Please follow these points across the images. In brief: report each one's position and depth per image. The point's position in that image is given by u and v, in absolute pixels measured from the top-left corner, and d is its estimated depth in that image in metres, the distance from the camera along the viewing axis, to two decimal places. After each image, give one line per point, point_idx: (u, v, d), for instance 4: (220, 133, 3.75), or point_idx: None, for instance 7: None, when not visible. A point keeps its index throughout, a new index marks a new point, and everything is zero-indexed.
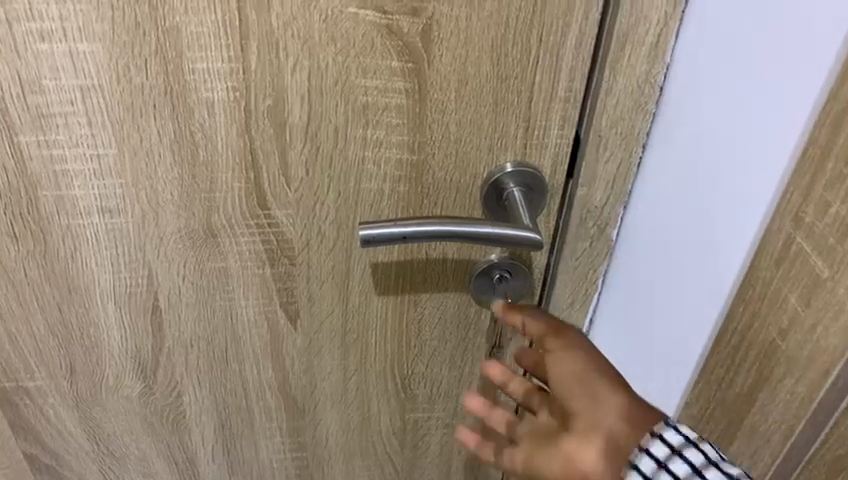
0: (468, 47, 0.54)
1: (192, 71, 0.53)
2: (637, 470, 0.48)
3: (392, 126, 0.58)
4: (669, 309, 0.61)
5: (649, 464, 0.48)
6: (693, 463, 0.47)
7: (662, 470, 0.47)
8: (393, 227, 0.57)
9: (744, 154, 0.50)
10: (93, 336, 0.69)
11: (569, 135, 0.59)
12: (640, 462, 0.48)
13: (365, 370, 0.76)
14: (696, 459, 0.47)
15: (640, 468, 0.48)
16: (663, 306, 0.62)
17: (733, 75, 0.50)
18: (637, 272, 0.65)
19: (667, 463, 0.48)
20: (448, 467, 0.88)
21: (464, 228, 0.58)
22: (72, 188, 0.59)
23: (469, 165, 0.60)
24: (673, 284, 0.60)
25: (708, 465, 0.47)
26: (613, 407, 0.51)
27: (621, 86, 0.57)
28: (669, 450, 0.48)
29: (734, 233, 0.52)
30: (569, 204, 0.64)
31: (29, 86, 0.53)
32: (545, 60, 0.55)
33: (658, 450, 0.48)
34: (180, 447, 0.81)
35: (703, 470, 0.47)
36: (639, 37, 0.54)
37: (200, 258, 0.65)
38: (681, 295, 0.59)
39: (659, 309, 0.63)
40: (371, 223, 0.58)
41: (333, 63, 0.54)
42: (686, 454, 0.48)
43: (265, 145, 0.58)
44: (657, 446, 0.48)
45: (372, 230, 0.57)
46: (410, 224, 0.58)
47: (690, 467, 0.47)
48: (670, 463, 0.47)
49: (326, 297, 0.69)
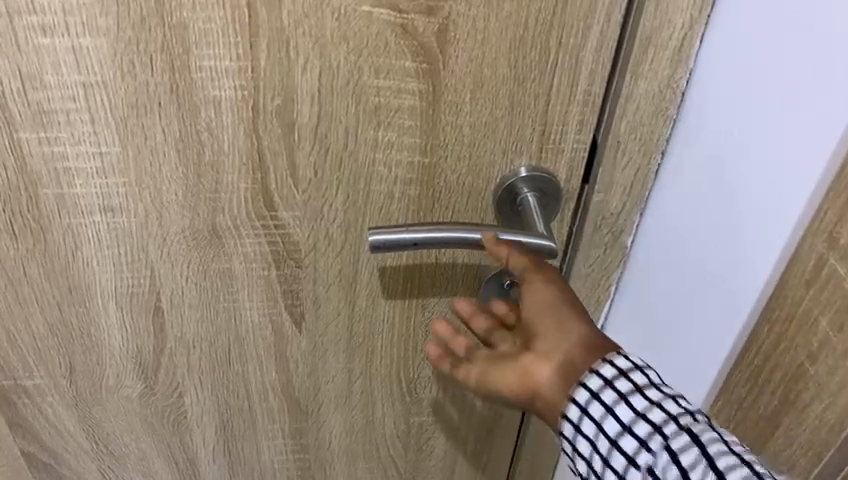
0: (485, 48, 0.52)
1: (199, 68, 0.52)
2: (584, 386, 0.49)
3: (404, 128, 0.56)
4: (679, 325, 0.60)
5: (596, 381, 0.49)
6: (636, 382, 0.49)
7: (607, 387, 0.49)
8: (404, 234, 0.56)
9: (766, 170, 0.48)
10: (93, 335, 0.68)
11: (586, 139, 0.58)
12: (588, 380, 0.49)
13: (370, 374, 0.74)
14: (640, 380, 0.49)
15: (588, 384, 0.49)
16: (674, 320, 0.61)
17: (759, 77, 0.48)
18: (649, 282, 0.64)
19: (613, 381, 0.49)
20: (452, 470, 0.87)
21: (479, 237, 0.56)
22: (73, 186, 0.57)
23: (482, 169, 0.59)
24: (685, 299, 0.59)
25: (651, 387, 0.49)
26: (574, 335, 0.52)
27: (642, 91, 0.55)
28: (616, 371, 0.49)
29: (750, 253, 0.51)
30: (584, 209, 0.62)
31: (31, 81, 0.52)
32: (564, 62, 0.53)
33: (605, 370, 0.49)
34: (180, 447, 0.79)
35: (645, 389, 0.48)
36: (662, 41, 0.53)
37: (204, 258, 0.63)
38: (693, 310, 0.58)
39: (669, 324, 0.62)
40: (380, 228, 0.56)
41: (345, 62, 0.52)
42: (631, 374, 0.49)
43: (273, 145, 0.56)
44: (605, 367, 0.49)
45: (382, 235, 0.56)
46: (422, 231, 0.56)
47: (633, 385, 0.48)
48: (615, 381, 0.49)
49: (332, 299, 0.67)
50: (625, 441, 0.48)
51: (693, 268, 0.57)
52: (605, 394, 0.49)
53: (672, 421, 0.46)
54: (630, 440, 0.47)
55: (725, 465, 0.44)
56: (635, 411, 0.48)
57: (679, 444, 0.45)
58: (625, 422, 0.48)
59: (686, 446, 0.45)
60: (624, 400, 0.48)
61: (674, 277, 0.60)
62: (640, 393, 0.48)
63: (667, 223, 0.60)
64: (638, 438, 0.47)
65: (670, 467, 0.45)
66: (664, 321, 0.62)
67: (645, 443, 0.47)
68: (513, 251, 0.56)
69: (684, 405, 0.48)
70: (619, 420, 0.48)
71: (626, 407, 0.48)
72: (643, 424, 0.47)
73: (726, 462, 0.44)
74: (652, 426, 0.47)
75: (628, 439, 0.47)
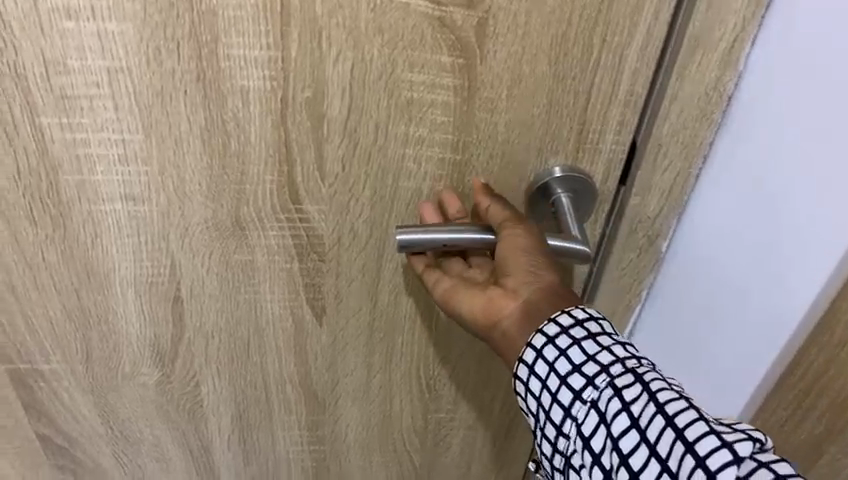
0: (525, 44, 0.50)
1: (227, 57, 0.50)
2: (542, 332, 0.50)
3: (436, 124, 0.54)
4: (720, 339, 0.61)
5: (553, 328, 0.49)
6: (590, 329, 0.49)
7: (563, 333, 0.49)
8: (438, 233, 0.55)
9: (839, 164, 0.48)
10: (111, 323, 0.67)
11: (625, 141, 0.55)
12: (547, 327, 0.50)
13: (390, 369, 0.73)
14: (593, 327, 0.49)
15: (545, 331, 0.50)
16: (712, 333, 0.62)
17: (821, 76, 0.47)
18: (679, 297, 0.64)
19: (569, 327, 0.49)
20: (467, 466, 0.86)
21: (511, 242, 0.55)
22: (95, 173, 0.56)
23: (515, 168, 0.57)
24: (726, 316, 0.60)
25: (603, 333, 0.49)
26: (543, 278, 0.52)
27: (687, 92, 0.53)
28: (573, 319, 0.50)
29: (810, 267, 0.53)
30: (619, 212, 0.60)
31: (54, 65, 0.50)
32: (606, 60, 0.51)
33: (563, 318, 0.50)
34: (195, 434, 0.79)
35: (597, 335, 0.49)
36: (712, 42, 0.50)
37: (226, 250, 0.61)
38: (737, 326, 0.60)
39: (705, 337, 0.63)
40: (410, 228, 0.55)
41: (379, 55, 0.50)
42: (586, 322, 0.50)
43: (300, 138, 0.54)
44: (563, 316, 0.50)
45: (410, 236, 0.55)
46: (459, 231, 0.55)
47: (587, 331, 0.49)
48: (571, 328, 0.49)
49: (354, 294, 0.66)
50: (574, 381, 0.48)
51: (738, 286, 0.58)
52: (560, 339, 0.49)
53: (620, 363, 0.47)
54: (578, 380, 0.48)
55: (667, 400, 0.44)
56: (585, 354, 0.48)
57: (625, 383, 0.46)
58: (575, 364, 0.48)
59: (631, 385, 0.46)
60: (577, 344, 0.48)
61: (712, 295, 0.61)
62: (593, 338, 0.48)
63: (703, 240, 0.60)
64: (586, 378, 0.47)
65: (614, 404, 0.45)
66: (701, 334, 0.63)
67: (591, 383, 0.47)
68: (493, 201, 0.56)
69: (633, 351, 0.48)
70: (570, 361, 0.48)
71: (578, 349, 0.48)
72: (592, 365, 0.47)
73: (668, 397, 0.44)
74: (601, 366, 0.47)
75: (576, 380, 0.48)
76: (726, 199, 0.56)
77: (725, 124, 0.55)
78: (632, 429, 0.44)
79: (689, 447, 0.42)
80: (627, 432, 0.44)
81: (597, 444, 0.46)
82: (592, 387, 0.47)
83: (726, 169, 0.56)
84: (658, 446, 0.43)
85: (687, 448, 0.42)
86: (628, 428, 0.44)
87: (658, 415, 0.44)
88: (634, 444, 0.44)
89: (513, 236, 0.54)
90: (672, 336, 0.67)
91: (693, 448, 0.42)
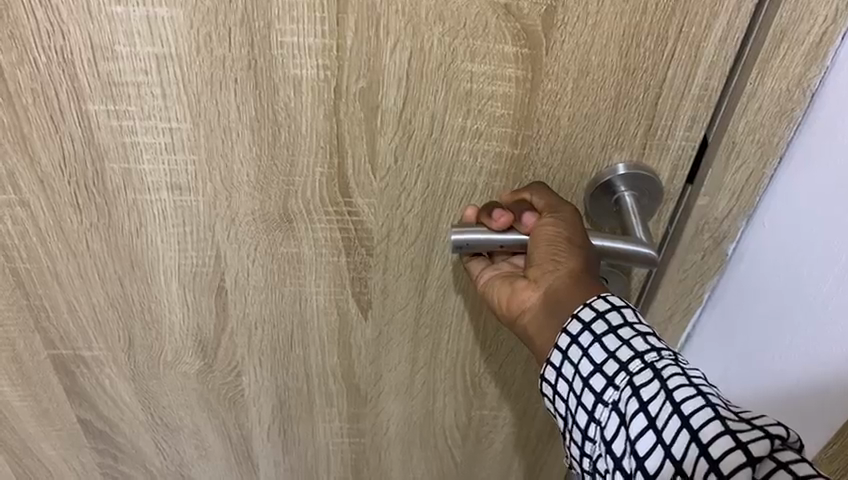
0: (595, 34, 0.47)
1: (280, 45, 0.48)
2: (566, 332, 0.48)
3: (496, 116, 0.51)
4: (777, 356, 0.59)
5: (575, 326, 0.48)
6: (611, 323, 0.47)
7: (585, 329, 0.48)
8: (493, 235, 0.53)
9: None
10: (154, 312, 0.65)
11: (696, 137, 0.53)
12: (570, 325, 0.48)
13: (434, 365, 0.71)
14: (614, 320, 0.47)
15: (569, 330, 0.48)
16: (771, 348, 0.60)
17: None
18: (741, 305, 0.61)
19: (589, 323, 0.48)
20: (509, 463, 0.84)
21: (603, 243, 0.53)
22: (141, 162, 0.54)
23: (575, 164, 0.54)
24: (787, 331, 0.58)
25: (625, 326, 0.47)
26: (564, 267, 0.51)
27: (767, 89, 0.49)
28: (594, 313, 0.48)
29: None
30: (684, 212, 0.57)
31: (102, 51, 0.48)
32: (681, 53, 0.48)
33: (584, 313, 0.48)
34: (235, 424, 0.78)
35: (618, 330, 0.47)
36: (798, 35, 0.47)
37: (273, 242, 0.60)
38: (795, 344, 0.57)
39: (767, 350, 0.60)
40: (465, 226, 0.54)
41: (439, 44, 0.48)
42: (607, 315, 0.48)
43: (353, 129, 0.52)
44: (584, 310, 0.48)
45: (469, 235, 0.53)
46: (514, 233, 0.53)
47: (608, 326, 0.47)
48: (592, 324, 0.48)
49: (402, 289, 0.64)
50: (595, 382, 0.46)
51: (800, 301, 0.56)
52: (582, 337, 0.48)
53: (640, 359, 0.45)
54: (599, 381, 0.46)
55: (683, 399, 0.42)
56: (606, 352, 0.47)
57: (643, 382, 0.44)
58: (597, 364, 0.47)
59: (650, 383, 0.44)
60: (597, 341, 0.47)
61: (775, 305, 0.58)
62: (614, 333, 0.47)
63: (770, 247, 0.57)
64: (607, 379, 0.46)
65: (632, 405, 0.44)
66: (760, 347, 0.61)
67: (611, 383, 0.46)
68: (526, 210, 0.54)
69: (654, 343, 0.46)
70: (592, 361, 0.47)
71: (599, 347, 0.47)
72: (612, 364, 0.46)
73: (684, 396, 0.42)
74: (620, 364, 0.46)
75: (598, 381, 0.46)
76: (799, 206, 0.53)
77: (807, 121, 0.51)
78: (648, 430, 0.42)
79: (702, 449, 0.40)
80: (644, 433, 0.43)
81: (617, 448, 0.44)
82: (612, 388, 0.46)
83: (806, 175, 0.52)
84: (673, 448, 0.41)
85: (700, 450, 0.40)
86: (645, 429, 0.43)
87: (674, 415, 0.42)
88: (650, 447, 0.42)
89: (541, 228, 0.52)
90: (732, 344, 0.64)
91: (706, 449, 0.40)
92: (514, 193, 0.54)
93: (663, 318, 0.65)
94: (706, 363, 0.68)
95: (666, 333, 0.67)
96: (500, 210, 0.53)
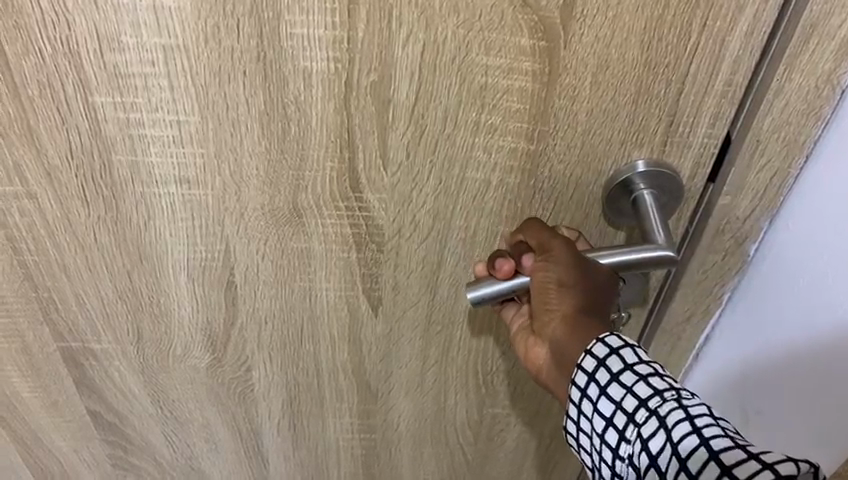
0: (616, 26, 0.45)
1: (290, 36, 0.46)
2: (575, 385, 0.49)
3: (511, 111, 0.50)
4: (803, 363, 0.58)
5: (581, 378, 0.48)
6: (612, 370, 0.47)
7: (591, 381, 0.48)
8: (502, 284, 0.53)
9: None
10: (162, 306, 0.65)
11: (718, 134, 0.51)
12: (577, 377, 0.49)
13: (446, 363, 0.70)
14: (615, 366, 0.47)
15: (577, 382, 0.49)
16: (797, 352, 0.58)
17: None
18: (762, 305, 0.60)
19: (593, 373, 0.48)
20: (521, 461, 0.83)
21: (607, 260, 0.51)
22: (148, 155, 0.53)
23: (592, 161, 0.52)
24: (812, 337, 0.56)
25: (628, 371, 0.47)
26: (556, 313, 0.51)
27: (795, 85, 0.47)
28: (595, 361, 0.48)
29: None
30: (706, 209, 0.55)
31: (108, 42, 0.47)
32: (705, 47, 0.46)
33: (586, 363, 0.48)
34: (245, 418, 0.77)
35: (620, 376, 0.47)
36: (828, 30, 0.45)
37: (282, 237, 0.59)
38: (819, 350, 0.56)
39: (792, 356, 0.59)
40: (478, 282, 0.53)
41: (453, 37, 0.46)
42: (608, 361, 0.47)
43: (364, 124, 0.51)
44: (586, 360, 0.48)
45: (481, 291, 0.53)
46: (522, 276, 0.53)
47: (610, 374, 0.47)
48: (596, 373, 0.48)
49: (413, 286, 0.63)
50: (610, 436, 0.47)
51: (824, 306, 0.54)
52: (589, 389, 0.48)
53: (644, 407, 0.45)
54: (613, 435, 0.47)
55: (688, 453, 0.41)
56: (613, 403, 0.47)
57: (650, 433, 0.44)
58: (607, 417, 0.47)
59: (656, 434, 0.44)
60: (602, 393, 0.47)
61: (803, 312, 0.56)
62: (616, 381, 0.47)
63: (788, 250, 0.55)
64: (619, 432, 0.46)
65: (644, 459, 0.44)
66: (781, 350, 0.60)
67: (624, 437, 0.46)
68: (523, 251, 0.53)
69: (657, 385, 0.46)
70: (602, 416, 0.47)
71: (606, 399, 0.47)
72: (620, 416, 0.46)
73: (688, 449, 0.42)
74: (627, 416, 0.46)
75: (611, 435, 0.47)
76: (821, 210, 0.52)
77: (836, 119, 0.49)
78: None
79: None
80: None
81: None
82: (625, 442, 0.46)
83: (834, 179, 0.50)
84: None
85: None
86: None
87: (681, 473, 0.41)
88: None
89: (533, 272, 0.52)
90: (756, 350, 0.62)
91: None
92: (512, 236, 0.55)
93: (682, 319, 0.64)
94: (723, 361, 0.67)
95: (684, 333, 0.65)
96: (501, 258, 0.53)
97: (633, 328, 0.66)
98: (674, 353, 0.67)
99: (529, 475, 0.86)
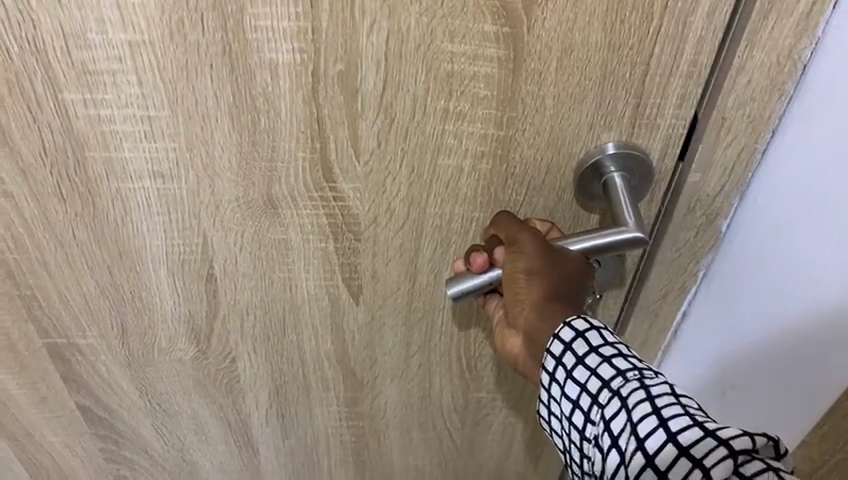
0: (578, 11, 0.45)
1: (254, 29, 0.46)
2: (544, 370, 0.50)
3: (479, 98, 0.50)
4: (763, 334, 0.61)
5: (550, 363, 0.50)
6: (577, 354, 0.48)
7: (558, 365, 0.49)
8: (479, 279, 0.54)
9: None
10: (144, 300, 0.65)
11: (685, 115, 0.51)
12: (546, 362, 0.50)
13: (429, 349, 0.71)
14: (580, 350, 0.48)
15: (546, 367, 0.50)
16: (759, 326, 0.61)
17: None
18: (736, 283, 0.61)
19: (560, 357, 0.49)
20: (509, 444, 0.84)
21: (578, 248, 0.52)
22: (121, 150, 0.54)
23: (562, 145, 0.53)
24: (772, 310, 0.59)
25: (593, 353, 0.48)
26: (526, 303, 0.52)
27: (758, 63, 0.48)
28: (562, 346, 0.49)
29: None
30: (678, 189, 0.56)
31: (74, 40, 0.47)
32: (668, 29, 0.46)
33: (553, 348, 0.49)
34: (233, 408, 0.78)
35: (585, 359, 0.48)
36: (787, 8, 0.45)
37: (259, 229, 0.59)
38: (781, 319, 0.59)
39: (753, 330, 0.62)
40: (456, 278, 0.55)
41: (417, 25, 0.46)
42: (574, 345, 0.49)
43: (334, 114, 0.51)
44: (553, 345, 0.49)
45: (458, 287, 0.55)
46: (495, 269, 0.54)
47: (576, 357, 0.48)
48: (562, 358, 0.49)
49: (392, 274, 0.63)
50: (576, 418, 0.48)
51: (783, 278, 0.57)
52: (557, 373, 0.49)
53: (607, 389, 0.46)
54: (579, 416, 0.48)
55: (647, 434, 0.43)
56: (579, 386, 0.48)
57: (612, 414, 0.45)
58: (574, 400, 0.48)
59: (618, 415, 0.45)
60: (569, 377, 0.48)
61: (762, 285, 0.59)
62: (582, 365, 0.48)
63: (769, 225, 0.56)
64: (584, 414, 0.47)
65: (607, 439, 0.45)
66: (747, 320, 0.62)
67: (589, 419, 0.47)
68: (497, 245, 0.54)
69: (621, 366, 0.47)
70: (569, 399, 0.48)
71: (572, 383, 0.48)
72: (585, 397, 0.47)
73: (648, 430, 0.43)
74: (591, 398, 0.47)
75: (578, 416, 0.48)
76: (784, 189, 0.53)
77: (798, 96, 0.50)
78: (621, 468, 0.44)
79: None
80: (618, 470, 0.44)
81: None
82: (590, 424, 0.47)
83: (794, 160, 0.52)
84: None
85: None
86: (618, 466, 0.44)
87: (638, 453, 0.43)
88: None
89: (503, 265, 0.53)
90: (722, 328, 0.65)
91: None
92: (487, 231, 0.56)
93: (659, 297, 0.64)
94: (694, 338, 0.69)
95: (661, 310, 0.66)
96: (475, 252, 0.55)
97: (612, 309, 0.66)
98: (652, 328, 0.68)
99: (518, 458, 0.86)
